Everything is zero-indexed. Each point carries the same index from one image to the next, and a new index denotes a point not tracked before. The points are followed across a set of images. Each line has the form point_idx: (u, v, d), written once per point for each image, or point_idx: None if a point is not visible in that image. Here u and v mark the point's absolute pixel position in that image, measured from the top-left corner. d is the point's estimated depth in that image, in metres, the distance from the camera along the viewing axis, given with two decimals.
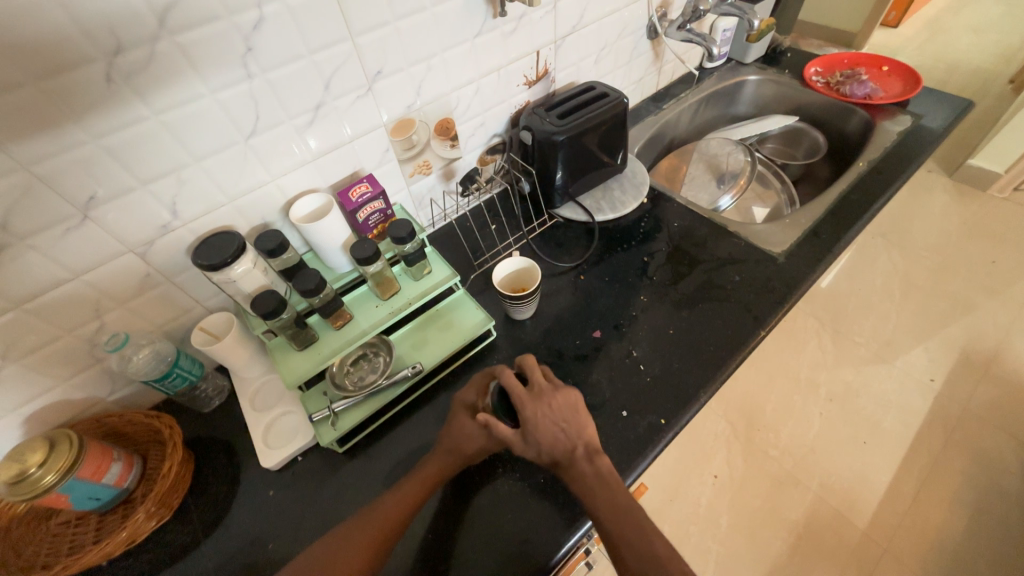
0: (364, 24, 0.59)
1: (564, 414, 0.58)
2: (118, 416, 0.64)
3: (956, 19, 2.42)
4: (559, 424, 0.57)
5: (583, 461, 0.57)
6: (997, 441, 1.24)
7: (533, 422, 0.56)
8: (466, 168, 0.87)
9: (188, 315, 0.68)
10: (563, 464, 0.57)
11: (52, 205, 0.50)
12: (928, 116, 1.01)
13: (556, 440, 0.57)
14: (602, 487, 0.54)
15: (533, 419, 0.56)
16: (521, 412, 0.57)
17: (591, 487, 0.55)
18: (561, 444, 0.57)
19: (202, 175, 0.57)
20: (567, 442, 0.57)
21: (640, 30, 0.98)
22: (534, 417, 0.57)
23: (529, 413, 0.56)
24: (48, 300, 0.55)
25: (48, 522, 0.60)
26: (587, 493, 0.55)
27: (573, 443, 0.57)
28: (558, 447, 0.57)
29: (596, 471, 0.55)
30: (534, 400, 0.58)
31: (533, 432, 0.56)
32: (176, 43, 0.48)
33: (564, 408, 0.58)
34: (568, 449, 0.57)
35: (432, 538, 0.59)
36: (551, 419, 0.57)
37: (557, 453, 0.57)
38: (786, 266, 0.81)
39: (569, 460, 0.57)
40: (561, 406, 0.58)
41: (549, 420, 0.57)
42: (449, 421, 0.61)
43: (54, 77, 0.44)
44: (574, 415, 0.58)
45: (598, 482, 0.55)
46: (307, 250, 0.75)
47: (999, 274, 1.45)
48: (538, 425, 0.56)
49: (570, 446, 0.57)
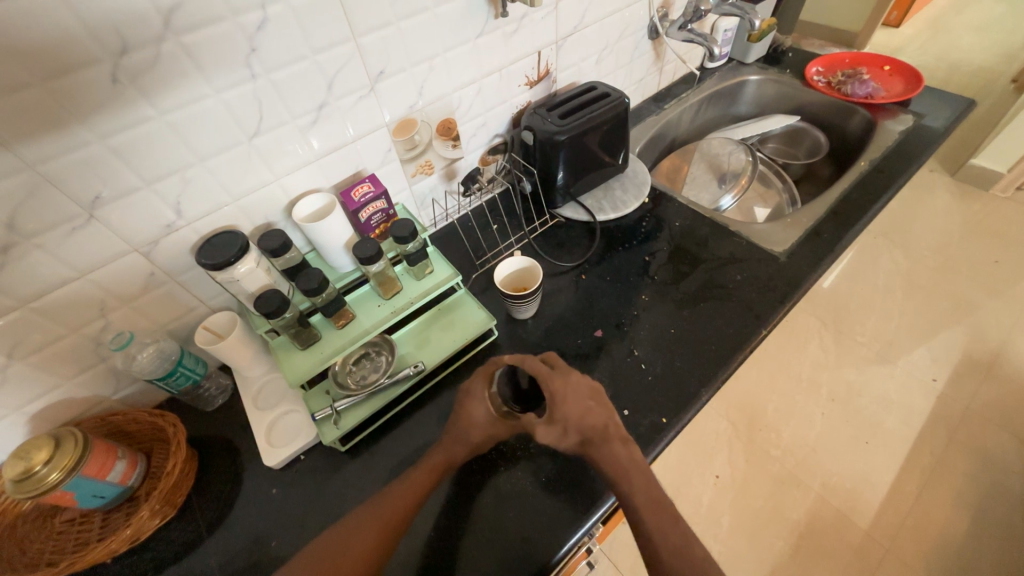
0: (367, 24, 0.59)
1: (592, 394, 0.60)
2: (123, 414, 0.64)
3: (958, 19, 2.41)
4: (587, 400, 0.59)
5: (618, 442, 0.57)
6: (1000, 442, 1.24)
7: (564, 395, 0.57)
8: (468, 168, 0.87)
9: (192, 313, 0.68)
10: (594, 439, 0.58)
11: (57, 205, 0.50)
12: (929, 115, 1.01)
13: (588, 414, 0.58)
14: (636, 475, 0.55)
15: (563, 393, 0.57)
16: (548, 385, 0.58)
17: (625, 471, 0.55)
18: (594, 417, 0.58)
19: (206, 174, 0.57)
20: (597, 421, 0.58)
21: (641, 30, 0.98)
22: (563, 391, 0.58)
23: (558, 386, 0.58)
24: (54, 299, 0.55)
25: (54, 519, 0.60)
26: (624, 477, 0.55)
27: (604, 423, 0.58)
28: (587, 422, 0.58)
29: (629, 455, 0.56)
30: (559, 376, 0.59)
31: (563, 406, 0.56)
32: (181, 43, 0.48)
33: (592, 391, 0.60)
34: (600, 424, 0.58)
35: (435, 535, 0.59)
36: (580, 396, 0.59)
37: (590, 428, 0.58)
38: (787, 266, 0.81)
39: (602, 436, 0.58)
40: (586, 387, 0.61)
41: (579, 394, 0.59)
42: (458, 409, 0.61)
43: (60, 77, 0.44)
44: (599, 399, 0.60)
45: (634, 465, 0.56)
46: (309, 249, 0.75)
47: (1002, 274, 1.45)
48: (568, 399, 0.57)
49: (603, 423, 0.58)
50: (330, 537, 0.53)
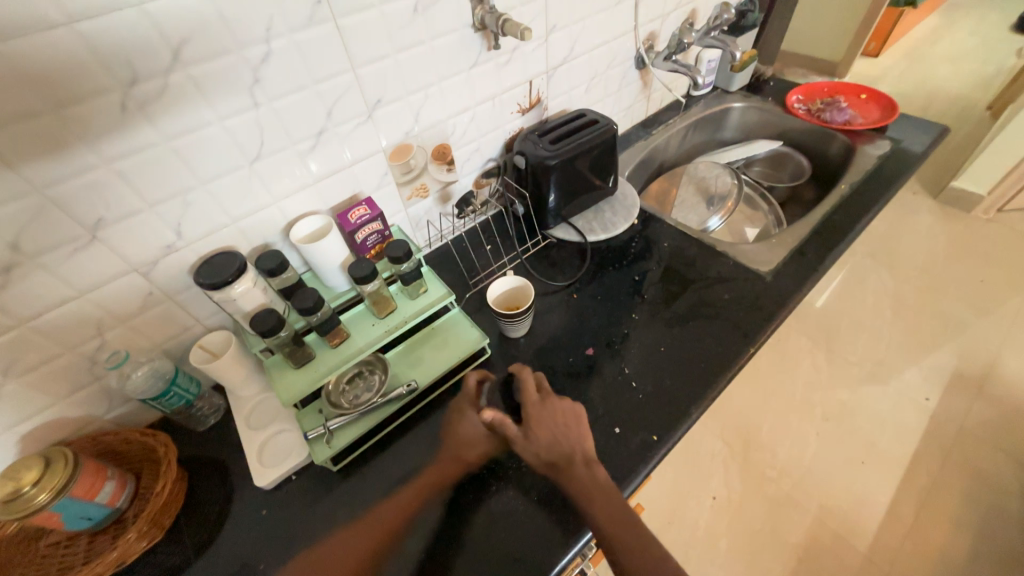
0: (365, 56, 0.62)
1: (567, 416, 0.63)
2: (114, 434, 0.64)
3: (935, 50, 2.52)
4: (559, 425, 0.62)
5: (581, 466, 0.60)
6: (995, 460, 1.24)
7: (536, 421, 0.62)
8: (462, 191, 0.90)
9: (188, 332, 0.69)
10: (561, 466, 0.60)
11: (62, 227, 0.52)
12: (907, 140, 1.05)
13: (557, 440, 0.61)
14: (598, 496, 0.57)
15: (536, 418, 0.62)
16: (527, 409, 0.63)
17: (588, 492, 0.58)
18: (561, 444, 0.61)
19: (207, 197, 0.59)
20: (567, 444, 0.61)
21: (628, 61, 1.03)
22: (538, 418, 0.62)
23: (534, 412, 0.63)
24: (52, 318, 0.56)
25: (38, 543, 0.59)
26: (587, 500, 0.57)
27: (572, 446, 0.61)
28: (560, 448, 0.61)
29: (593, 478, 0.58)
30: (540, 403, 0.64)
31: (535, 428, 0.62)
32: (189, 75, 0.51)
33: (566, 415, 0.63)
34: (568, 449, 0.61)
35: (423, 556, 0.58)
36: (554, 422, 0.62)
37: (556, 453, 0.61)
38: (773, 285, 0.83)
39: (568, 463, 0.60)
40: (562, 411, 0.63)
41: (551, 422, 0.62)
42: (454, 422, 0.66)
43: (71, 106, 0.46)
44: (576, 423, 0.62)
45: (598, 489, 0.57)
46: (306, 269, 0.77)
47: (988, 293, 1.48)
48: (542, 424, 0.62)
49: (571, 447, 0.61)
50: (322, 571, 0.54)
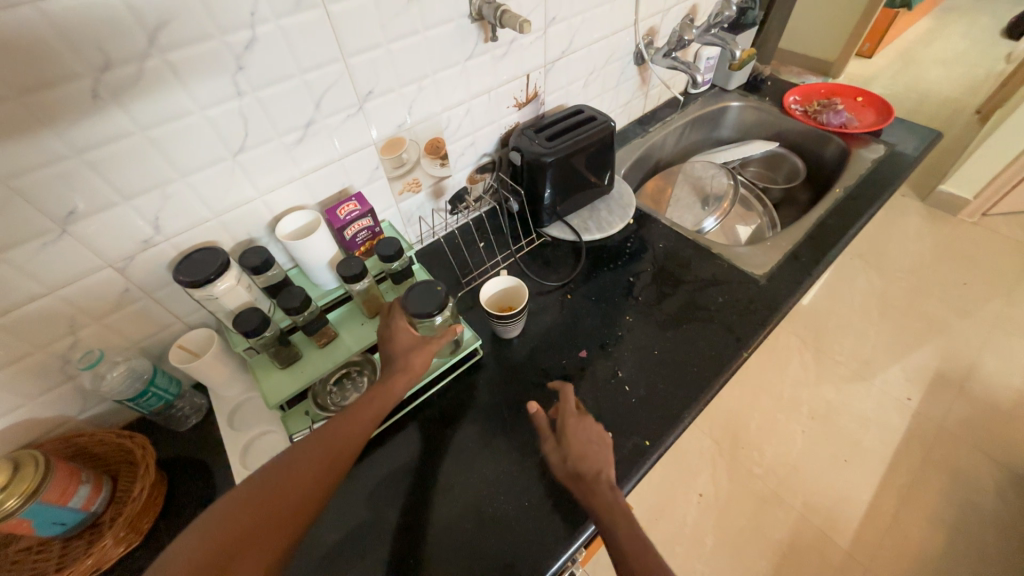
0: (357, 45, 0.60)
1: (598, 438, 0.61)
2: (88, 434, 0.62)
3: (926, 52, 2.54)
4: (591, 443, 0.60)
5: (605, 485, 0.55)
6: (974, 460, 1.26)
7: (572, 430, 0.62)
8: (455, 187, 0.88)
9: (168, 330, 0.66)
10: (585, 478, 0.57)
11: (29, 219, 0.48)
12: (901, 144, 1.05)
13: (587, 454, 0.59)
14: (617, 510, 0.52)
15: (572, 427, 0.62)
16: (566, 417, 0.63)
17: (608, 508, 0.53)
18: (589, 461, 0.58)
19: (187, 190, 0.57)
20: (594, 462, 0.58)
21: (627, 56, 1.00)
22: (573, 426, 0.62)
23: (572, 422, 0.62)
24: (20, 315, 0.53)
25: (7, 548, 0.56)
26: (608, 517, 0.52)
27: (598, 467, 0.57)
28: (585, 461, 0.58)
29: (614, 499, 0.54)
30: (579, 417, 0.63)
31: (570, 435, 0.61)
32: (166, 61, 0.48)
33: (598, 435, 0.61)
34: (592, 470, 0.57)
35: (389, 552, 0.59)
36: (586, 438, 0.61)
37: (581, 466, 0.58)
38: (767, 289, 0.83)
39: (592, 479, 0.56)
40: (595, 430, 0.62)
41: (585, 435, 0.61)
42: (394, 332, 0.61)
43: (38, 92, 0.43)
44: (601, 446, 0.60)
45: (617, 507, 0.53)
46: (292, 266, 0.74)
47: (970, 296, 1.51)
48: (575, 435, 0.61)
49: (596, 467, 0.57)
50: (203, 554, 0.42)
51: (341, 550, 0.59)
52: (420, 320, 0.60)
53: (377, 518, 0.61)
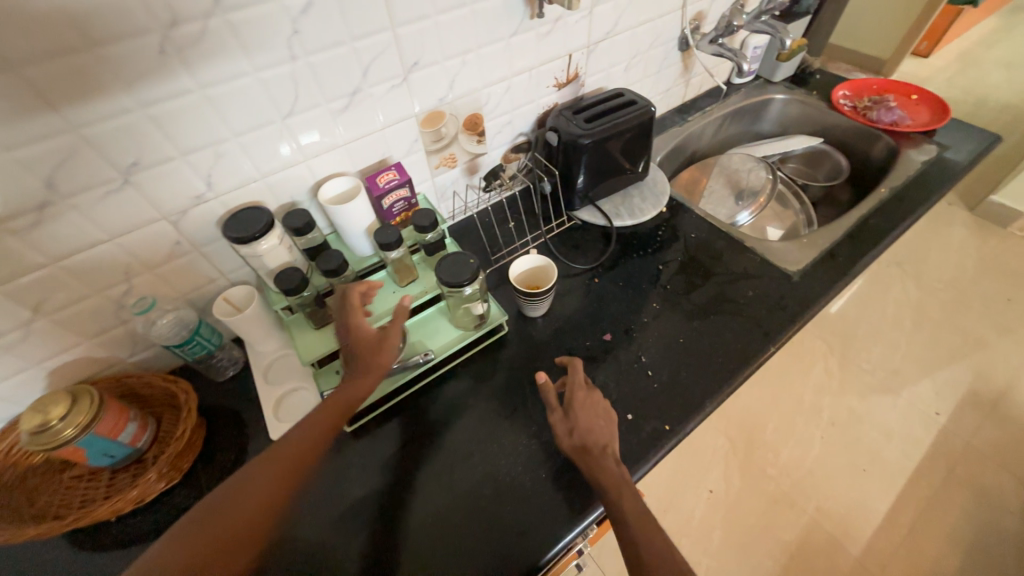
0: (407, 15, 0.60)
1: (601, 413, 0.62)
2: (137, 376, 0.66)
3: (990, 54, 2.39)
4: (597, 418, 0.62)
5: (609, 459, 0.57)
6: (1001, 480, 1.22)
7: (580, 403, 0.62)
8: (489, 164, 0.89)
9: (212, 284, 0.69)
10: (591, 451, 0.58)
11: (96, 168, 0.51)
12: (954, 147, 1.00)
13: (594, 428, 0.60)
14: (624, 486, 0.54)
15: (580, 402, 0.63)
16: (573, 392, 0.63)
17: (615, 483, 0.54)
18: (595, 434, 0.60)
19: (237, 149, 0.59)
20: (601, 437, 0.60)
21: (671, 41, 0.98)
22: (581, 401, 0.63)
23: (579, 397, 0.63)
24: (82, 260, 0.56)
25: (62, 475, 0.61)
26: (615, 491, 0.53)
27: (604, 443, 0.59)
28: (593, 435, 0.60)
29: (620, 473, 0.55)
30: (586, 392, 0.64)
31: (579, 407, 0.62)
32: (227, 21, 0.49)
33: (604, 411, 0.62)
34: (600, 443, 0.59)
35: (409, 510, 0.61)
36: (594, 414, 0.62)
37: (588, 439, 0.59)
38: (799, 286, 0.81)
39: (597, 452, 0.58)
40: (603, 407, 0.63)
41: (590, 412, 0.62)
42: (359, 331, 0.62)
43: (107, 46, 0.45)
44: (606, 422, 0.62)
45: (623, 483, 0.54)
46: (330, 230, 0.77)
47: (1013, 312, 1.44)
48: (582, 409, 0.62)
49: (602, 444, 0.59)
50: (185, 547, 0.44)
51: (365, 505, 0.62)
52: (449, 288, 0.62)
53: (401, 478, 0.64)
